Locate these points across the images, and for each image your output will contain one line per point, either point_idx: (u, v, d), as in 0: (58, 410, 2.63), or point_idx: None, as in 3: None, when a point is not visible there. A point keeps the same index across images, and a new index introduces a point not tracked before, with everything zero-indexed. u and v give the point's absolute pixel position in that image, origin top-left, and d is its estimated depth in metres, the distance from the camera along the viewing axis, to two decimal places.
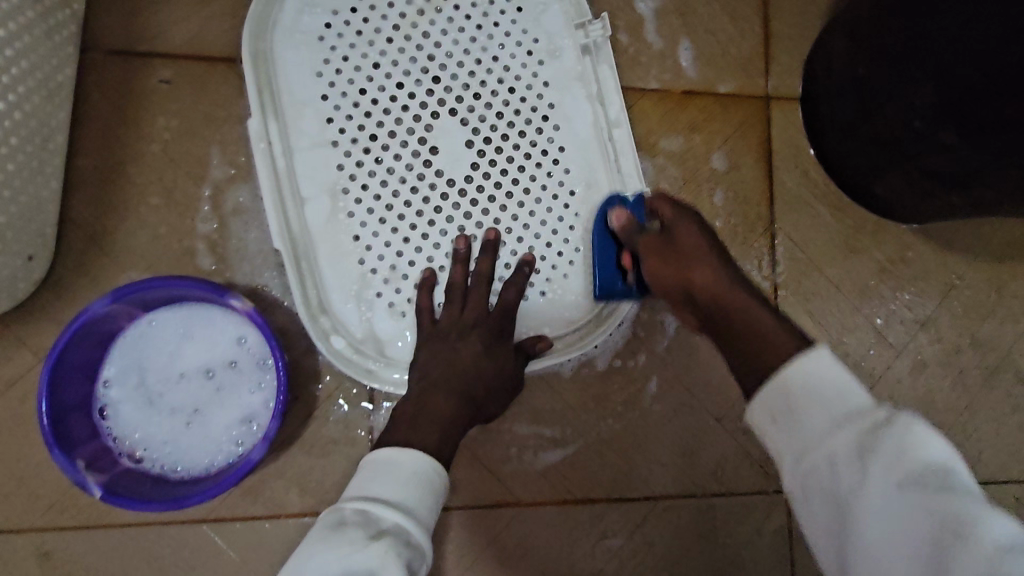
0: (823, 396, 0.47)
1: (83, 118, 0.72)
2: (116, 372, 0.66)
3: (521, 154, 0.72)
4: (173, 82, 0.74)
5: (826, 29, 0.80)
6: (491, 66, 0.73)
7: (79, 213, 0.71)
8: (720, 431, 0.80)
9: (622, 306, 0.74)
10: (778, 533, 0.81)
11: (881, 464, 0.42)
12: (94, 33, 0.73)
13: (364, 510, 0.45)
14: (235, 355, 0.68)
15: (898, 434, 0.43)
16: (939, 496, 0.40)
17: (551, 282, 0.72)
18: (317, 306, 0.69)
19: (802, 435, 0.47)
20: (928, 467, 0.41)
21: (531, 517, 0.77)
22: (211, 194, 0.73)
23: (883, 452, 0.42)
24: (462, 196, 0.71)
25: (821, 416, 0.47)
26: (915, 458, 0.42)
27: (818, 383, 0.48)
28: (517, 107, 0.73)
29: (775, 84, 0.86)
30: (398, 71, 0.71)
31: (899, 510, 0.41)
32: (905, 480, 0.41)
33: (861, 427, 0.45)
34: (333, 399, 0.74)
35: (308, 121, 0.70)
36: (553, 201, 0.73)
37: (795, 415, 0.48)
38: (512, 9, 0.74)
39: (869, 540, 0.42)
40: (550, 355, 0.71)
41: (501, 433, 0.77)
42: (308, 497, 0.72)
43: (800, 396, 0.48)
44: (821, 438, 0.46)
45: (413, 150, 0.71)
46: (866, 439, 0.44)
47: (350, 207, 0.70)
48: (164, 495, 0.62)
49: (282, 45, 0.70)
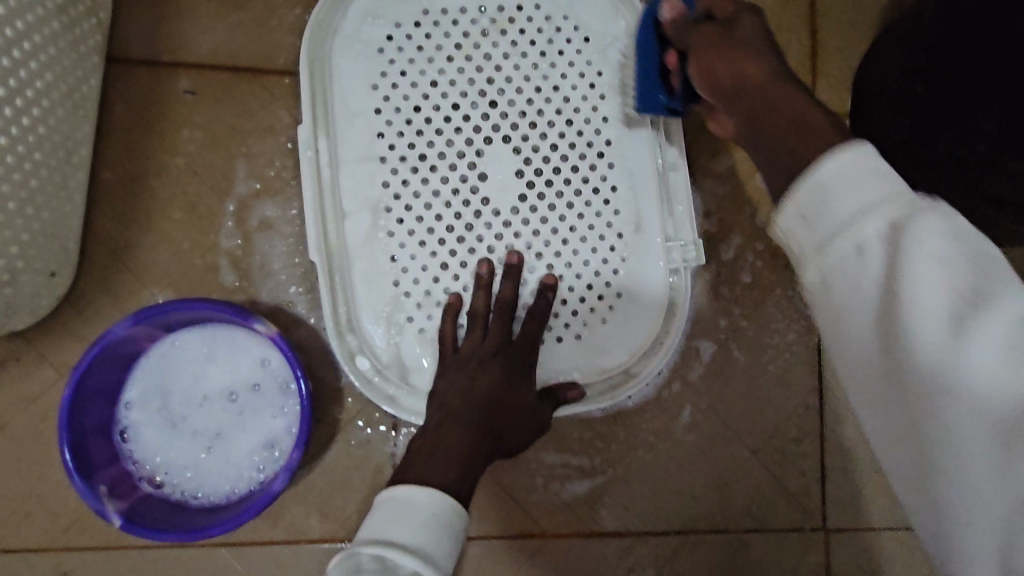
0: (856, 184, 0.36)
1: (107, 129, 0.71)
2: (136, 395, 0.65)
3: (571, 189, 0.69)
4: (198, 93, 0.72)
5: (879, 42, 0.75)
6: (550, 95, 0.70)
7: (103, 227, 0.70)
8: (755, 463, 0.77)
9: (651, 361, 0.70)
10: (815, 572, 0.77)
11: (918, 257, 0.34)
12: (120, 43, 0.71)
13: (381, 558, 0.43)
14: (258, 379, 0.66)
15: (931, 214, 0.34)
16: (983, 283, 0.33)
17: (588, 324, 0.69)
18: (347, 325, 0.68)
19: (824, 235, 0.36)
20: (960, 246, 0.34)
21: (556, 549, 0.74)
22: (235, 209, 0.72)
23: (918, 236, 0.34)
24: (506, 227, 0.68)
25: (850, 209, 0.35)
26: (945, 242, 0.34)
27: (860, 168, 0.36)
28: (573, 140, 0.70)
29: (822, 99, 0.82)
30: (456, 90, 0.69)
31: (938, 321, 0.33)
32: (942, 268, 0.34)
33: (891, 220, 0.35)
34: (354, 422, 0.72)
35: (358, 133, 0.68)
36: (600, 241, 0.69)
37: (832, 208, 0.36)
38: (579, 38, 0.71)
39: (910, 369, 0.34)
40: (580, 403, 0.69)
41: (527, 460, 0.74)
42: (328, 523, 0.70)
43: (843, 185, 0.36)
44: (844, 230, 0.35)
45: (460, 174, 0.68)
46: (897, 223, 0.34)
47: (391, 226, 0.68)
48: (182, 524, 0.60)
49: (341, 57, 0.69)
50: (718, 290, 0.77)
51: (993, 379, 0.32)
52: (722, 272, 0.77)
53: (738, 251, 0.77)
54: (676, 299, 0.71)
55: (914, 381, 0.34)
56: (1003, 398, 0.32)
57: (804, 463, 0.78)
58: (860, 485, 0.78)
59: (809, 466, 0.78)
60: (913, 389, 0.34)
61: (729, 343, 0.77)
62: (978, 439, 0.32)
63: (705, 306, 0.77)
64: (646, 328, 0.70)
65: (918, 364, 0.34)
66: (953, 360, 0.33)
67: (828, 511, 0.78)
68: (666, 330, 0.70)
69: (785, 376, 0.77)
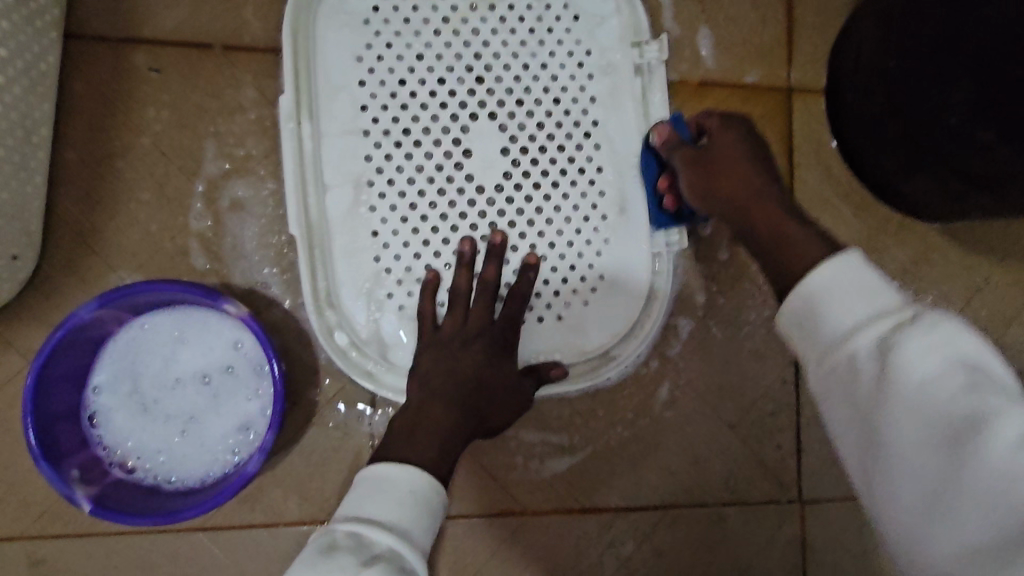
0: (850, 301, 0.42)
1: (69, 108, 0.69)
2: (105, 379, 0.64)
3: (556, 169, 0.69)
4: (163, 71, 0.70)
5: (853, 16, 0.75)
6: (538, 73, 0.69)
7: (67, 210, 0.68)
8: (732, 438, 0.78)
9: (631, 344, 0.70)
10: (790, 543, 0.78)
11: (911, 372, 0.38)
12: (80, 18, 0.69)
13: (357, 534, 0.42)
14: (231, 361, 0.65)
15: (926, 333, 0.39)
16: (979, 403, 0.37)
17: (570, 306, 0.69)
18: (326, 299, 0.66)
19: (820, 340, 0.42)
20: (963, 365, 0.38)
21: (536, 526, 0.75)
22: (205, 190, 0.70)
23: (908, 354, 0.38)
24: (490, 205, 0.68)
25: (843, 318, 0.41)
26: (942, 360, 0.38)
27: (850, 284, 0.42)
28: (559, 119, 0.69)
29: (799, 75, 0.81)
30: (443, 66, 0.68)
31: (925, 426, 0.38)
32: (937, 386, 0.38)
33: (882, 332, 0.40)
34: (331, 404, 0.71)
35: (341, 105, 0.67)
36: (583, 222, 0.69)
37: (825, 324, 0.42)
38: (568, 16, 0.70)
39: (901, 465, 0.38)
40: (564, 382, 0.69)
41: (506, 440, 0.74)
42: (307, 506, 0.70)
43: (834, 303, 0.42)
44: (841, 339, 0.41)
45: (445, 149, 0.67)
46: (888, 340, 0.39)
47: (373, 201, 0.67)
48: (156, 508, 0.60)
49: (326, 26, 0.67)
50: (696, 269, 0.77)
51: (978, 493, 0.36)
52: (700, 250, 0.77)
53: (716, 229, 0.77)
54: (658, 283, 0.71)
55: (903, 483, 0.38)
56: (986, 511, 0.35)
57: (779, 438, 0.78)
58: (834, 458, 0.80)
59: (785, 441, 0.78)
60: (901, 483, 0.38)
61: (707, 321, 0.77)
62: (958, 543, 0.36)
63: (682, 284, 0.77)
64: (626, 309, 0.70)
65: (908, 462, 0.38)
66: (940, 466, 0.37)
67: (803, 483, 0.79)
68: (645, 313, 0.71)
69: (761, 352, 0.78)
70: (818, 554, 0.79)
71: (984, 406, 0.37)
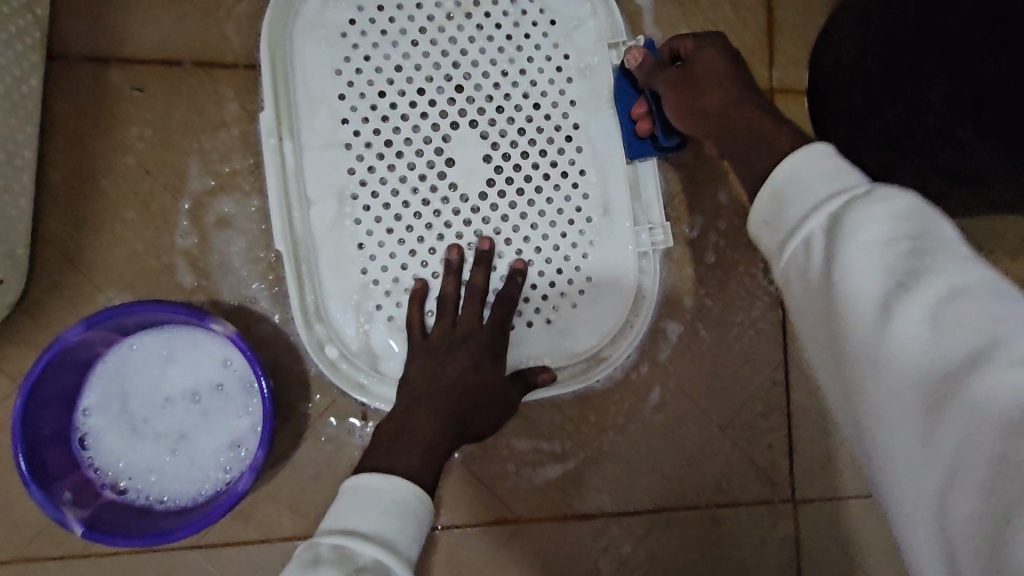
0: (809, 189, 0.42)
1: (52, 129, 0.69)
2: (94, 401, 0.64)
3: (540, 173, 0.69)
4: (146, 90, 0.70)
5: (832, 16, 0.76)
6: (517, 78, 0.70)
7: (53, 232, 0.68)
8: (723, 439, 0.78)
9: (619, 346, 0.71)
10: (784, 542, 0.79)
11: (852, 241, 0.37)
12: (61, 40, 0.69)
13: (341, 546, 0.42)
14: (220, 378, 0.65)
15: (870, 205, 0.38)
16: (916, 263, 0.35)
17: (558, 309, 0.69)
18: (314, 312, 0.67)
19: (781, 232, 0.42)
20: (908, 231, 0.37)
21: (531, 533, 0.75)
22: (190, 207, 0.70)
23: (852, 226, 0.38)
24: (475, 213, 0.68)
25: (801, 206, 0.41)
26: (885, 227, 0.37)
27: (808, 170, 0.42)
28: (541, 124, 0.70)
29: (780, 76, 0.82)
30: (422, 75, 0.68)
31: (865, 292, 0.36)
32: (873, 252, 0.36)
33: (831, 211, 0.39)
34: (323, 417, 0.71)
35: (321, 119, 0.67)
36: (569, 225, 0.69)
37: (788, 211, 0.42)
38: (545, 21, 0.71)
39: (848, 339, 0.37)
40: (556, 385, 0.69)
41: (498, 448, 0.75)
42: (301, 519, 0.70)
43: (797, 193, 0.42)
44: (796, 225, 0.41)
45: (427, 159, 0.68)
46: (837, 217, 0.39)
47: (357, 213, 0.67)
48: (148, 528, 0.60)
49: (303, 42, 0.67)
50: (683, 271, 0.78)
51: (912, 354, 0.34)
52: (687, 252, 0.78)
53: (702, 231, 0.78)
54: (645, 284, 0.72)
55: (847, 355, 0.37)
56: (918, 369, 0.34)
57: (771, 438, 0.79)
58: (826, 455, 0.80)
59: (776, 440, 0.79)
60: (847, 359, 0.37)
61: (695, 324, 0.78)
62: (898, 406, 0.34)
63: (671, 287, 0.77)
64: (614, 311, 0.70)
65: (851, 333, 0.37)
66: (877, 331, 0.35)
67: (795, 482, 0.79)
68: (634, 314, 0.71)
69: (750, 353, 0.79)
70: (812, 552, 0.79)
71: (922, 263, 0.35)
